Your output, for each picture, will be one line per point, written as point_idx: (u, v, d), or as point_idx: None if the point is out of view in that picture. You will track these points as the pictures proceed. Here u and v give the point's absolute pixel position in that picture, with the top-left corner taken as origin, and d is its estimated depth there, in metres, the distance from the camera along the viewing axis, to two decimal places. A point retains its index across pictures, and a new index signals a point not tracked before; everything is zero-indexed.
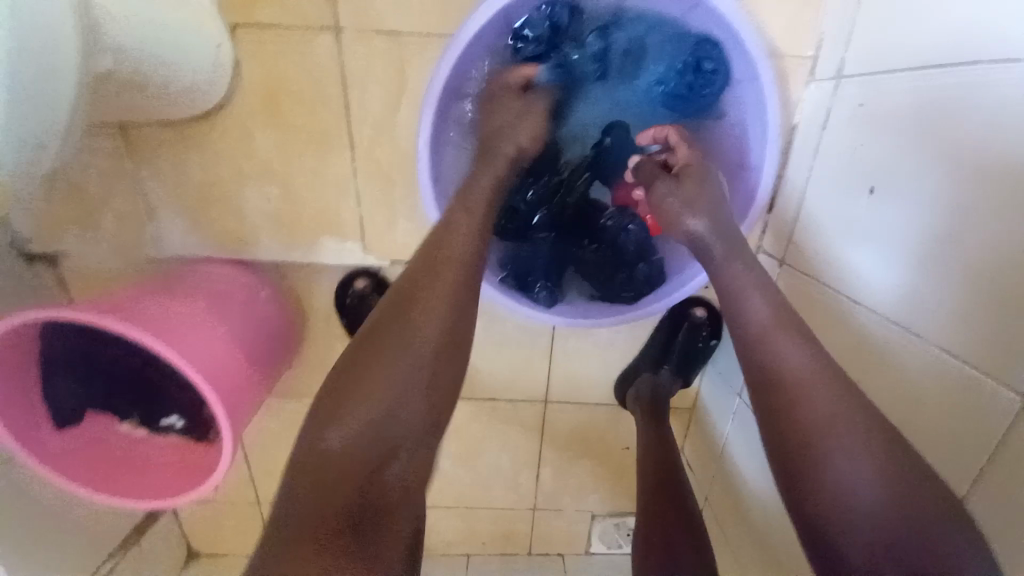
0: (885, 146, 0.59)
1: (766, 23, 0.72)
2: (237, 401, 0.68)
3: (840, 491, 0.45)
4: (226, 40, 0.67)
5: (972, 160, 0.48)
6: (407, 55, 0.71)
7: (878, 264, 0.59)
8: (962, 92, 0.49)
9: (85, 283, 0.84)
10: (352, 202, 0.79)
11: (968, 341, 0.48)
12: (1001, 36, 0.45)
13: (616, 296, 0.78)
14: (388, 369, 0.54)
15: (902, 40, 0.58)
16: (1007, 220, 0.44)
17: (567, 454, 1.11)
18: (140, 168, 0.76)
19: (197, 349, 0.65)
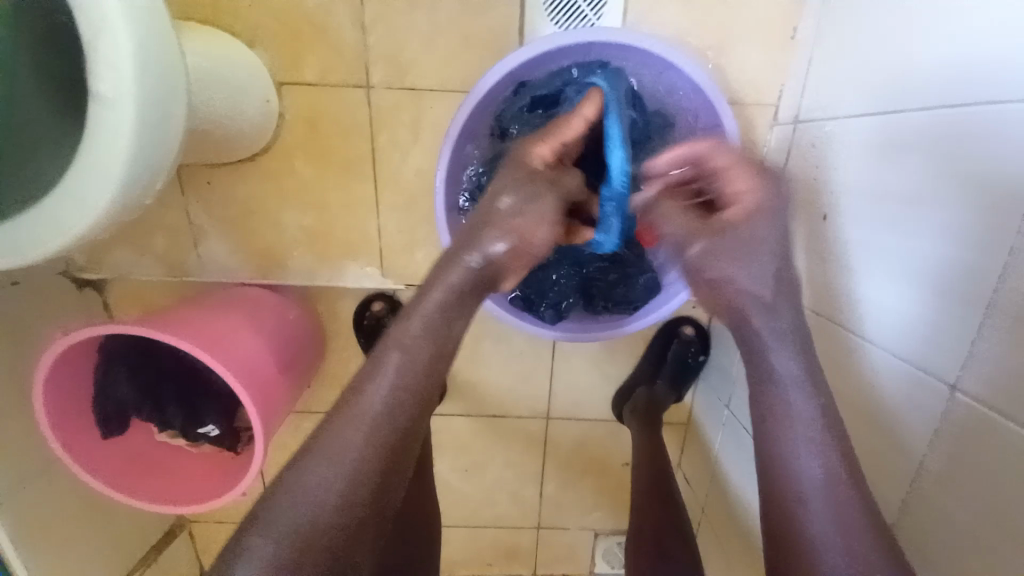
0: (874, 178, 0.62)
1: (732, 76, 0.83)
2: (271, 409, 0.76)
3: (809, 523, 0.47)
4: (273, 94, 0.79)
5: (948, 193, 0.52)
6: (427, 105, 0.82)
7: (871, 289, 0.62)
8: (955, 131, 0.51)
9: (128, 303, 0.93)
10: (374, 230, 0.88)
11: (948, 360, 0.52)
12: (990, 83, 0.47)
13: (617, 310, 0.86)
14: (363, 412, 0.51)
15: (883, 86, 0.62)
16: (986, 249, 0.48)
17: (569, 469, 1.16)
18: (188, 201, 0.86)
19: (238, 361, 0.73)
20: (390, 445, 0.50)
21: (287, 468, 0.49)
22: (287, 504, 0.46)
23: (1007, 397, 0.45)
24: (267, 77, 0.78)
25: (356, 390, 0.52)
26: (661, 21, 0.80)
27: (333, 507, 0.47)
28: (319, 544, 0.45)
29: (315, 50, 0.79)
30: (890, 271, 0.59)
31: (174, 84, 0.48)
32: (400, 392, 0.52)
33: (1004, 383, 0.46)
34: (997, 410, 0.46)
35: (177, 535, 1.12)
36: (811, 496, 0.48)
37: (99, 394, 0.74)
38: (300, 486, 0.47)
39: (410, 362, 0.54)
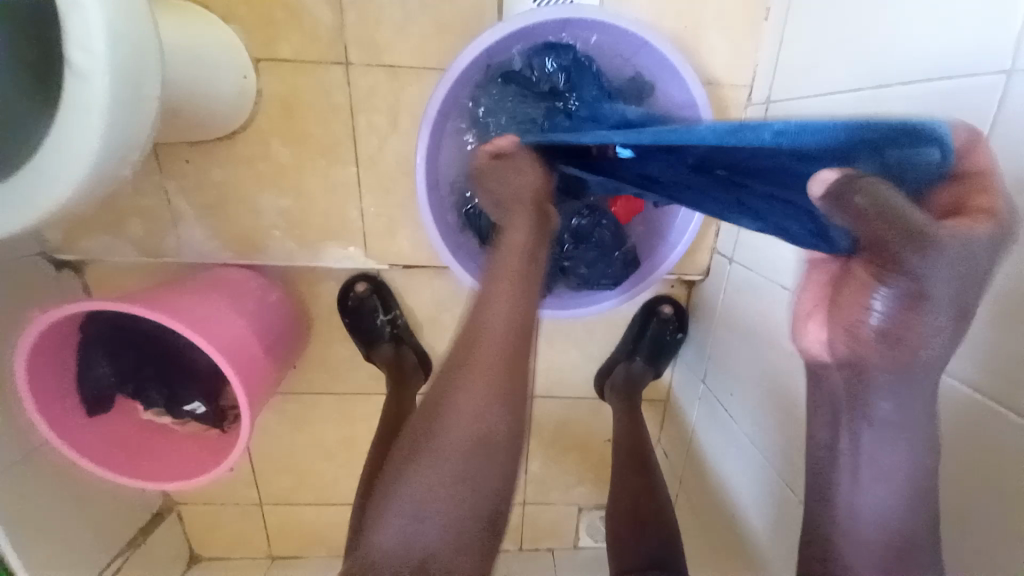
0: None
1: (706, 58, 0.84)
2: (255, 387, 0.77)
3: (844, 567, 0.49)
4: (249, 72, 0.78)
5: None
6: (405, 87, 0.83)
7: None
8: (943, 104, 0.50)
9: (106, 285, 0.93)
10: (356, 212, 0.89)
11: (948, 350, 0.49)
12: (971, 57, 0.48)
13: (598, 283, 0.85)
14: (465, 401, 0.55)
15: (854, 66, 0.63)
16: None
17: (553, 447, 1.19)
18: (166, 182, 0.85)
19: (222, 339, 0.74)
20: (494, 433, 0.55)
21: (403, 453, 0.56)
22: (408, 490, 0.53)
23: (1005, 381, 0.44)
24: (243, 54, 0.77)
25: (452, 384, 0.56)
26: (636, 2, 0.81)
27: (450, 490, 0.53)
28: (442, 521, 0.52)
29: (291, 27, 0.78)
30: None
31: (149, 58, 0.48)
32: (495, 375, 0.56)
33: (1004, 370, 0.44)
34: (1001, 401, 0.44)
35: (165, 517, 1.14)
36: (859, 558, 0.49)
37: (83, 375, 0.74)
38: (416, 471, 0.54)
39: (501, 349, 0.57)
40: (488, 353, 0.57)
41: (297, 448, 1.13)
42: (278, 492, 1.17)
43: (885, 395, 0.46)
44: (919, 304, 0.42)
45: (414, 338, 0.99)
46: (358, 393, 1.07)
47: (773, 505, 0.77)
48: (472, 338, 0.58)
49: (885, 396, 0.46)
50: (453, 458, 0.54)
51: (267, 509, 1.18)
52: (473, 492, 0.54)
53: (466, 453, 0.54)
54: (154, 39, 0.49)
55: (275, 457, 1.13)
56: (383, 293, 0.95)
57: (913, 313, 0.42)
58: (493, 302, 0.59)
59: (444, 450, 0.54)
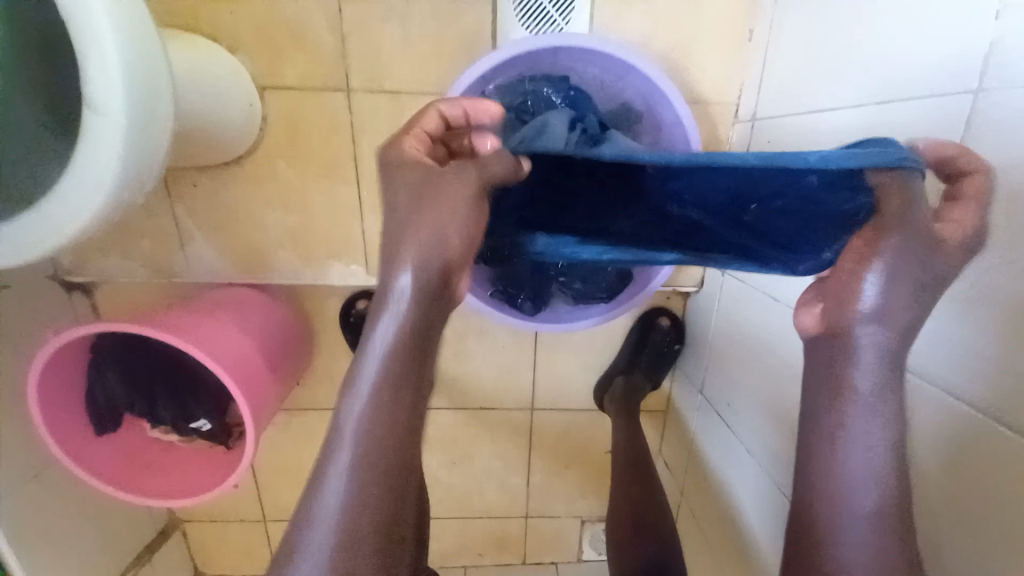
0: None
1: (696, 77, 0.87)
2: (260, 403, 0.79)
3: None
4: (255, 98, 0.81)
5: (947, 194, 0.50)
6: (405, 110, 0.86)
7: None
8: (927, 122, 0.52)
9: (116, 305, 0.96)
10: (358, 230, 0.91)
11: (945, 366, 0.51)
12: (949, 77, 0.50)
13: (594, 296, 0.86)
14: (351, 460, 0.44)
15: (837, 85, 0.66)
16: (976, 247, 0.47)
17: (555, 459, 1.19)
18: (175, 205, 0.88)
19: (228, 357, 0.76)
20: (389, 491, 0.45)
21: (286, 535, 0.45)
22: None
23: (997, 398, 0.45)
24: (249, 82, 0.80)
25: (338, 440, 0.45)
26: (625, 25, 0.84)
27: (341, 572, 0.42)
28: None
29: (296, 56, 0.82)
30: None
31: (161, 92, 0.51)
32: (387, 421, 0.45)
33: (995, 386, 0.45)
34: (995, 417, 0.45)
35: (171, 534, 1.14)
36: (849, 553, 0.45)
37: (93, 394, 0.76)
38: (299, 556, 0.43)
39: (393, 384, 0.46)
40: (360, 460, 0.44)
41: (301, 463, 1.14)
42: (283, 507, 1.17)
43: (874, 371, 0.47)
44: (905, 287, 0.46)
45: None
46: None
47: (774, 516, 0.78)
48: (323, 464, 0.45)
49: (876, 371, 0.47)
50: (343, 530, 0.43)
51: (272, 525, 1.19)
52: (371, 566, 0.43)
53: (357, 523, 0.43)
54: (166, 73, 0.51)
55: (280, 472, 1.14)
56: None
57: (901, 294, 0.46)
58: (347, 415, 0.46)
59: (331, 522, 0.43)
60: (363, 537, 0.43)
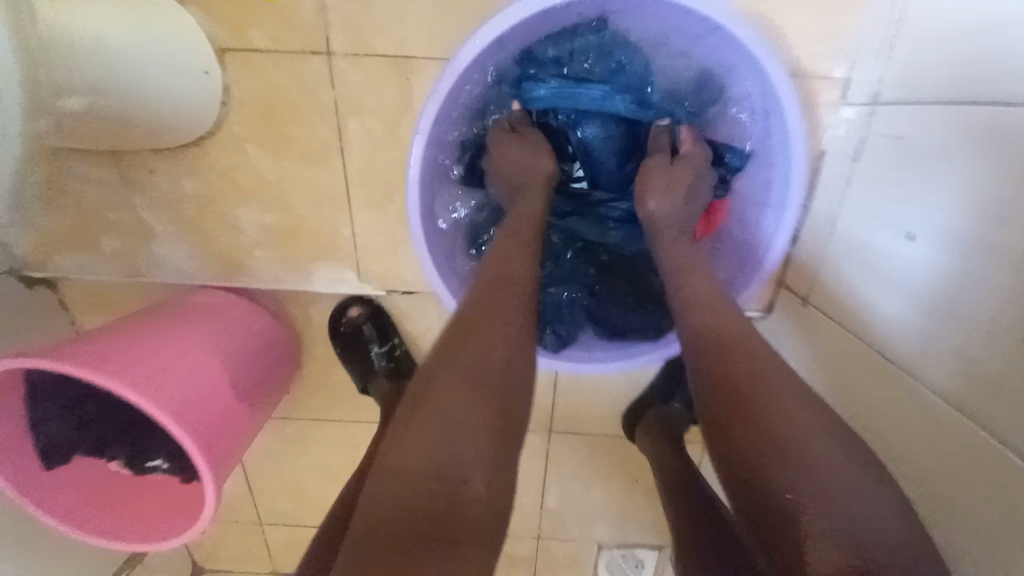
0: (902, 164, 0.56)
1: (789, 43, 0.65)
2: (224, 447, 0.65)
3: (800, 458, 0.43)
4: (213, 65, 0.64)
5: (970, 173, 0.46)
6: (403, 82, 0.67)
7: (893, 283, 0.55)
8: (970, 111, 0.47)
9: (92, 305, 0.82)
10: (348, 230, 0.75)
11: (938, 371, 0.48)
12: (1006, 66, 0.43)
13: (624, 336, 0.71)
14: (518, 274, 0.58)
15: (942, 66, 0.52)
16: (984, 221, 0.44)
17: (573, 482, 1.06)
18: (133, 194, 0.74)
19: (181, 395, 0.62)
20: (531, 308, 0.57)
21: (461, 321, 0.54)
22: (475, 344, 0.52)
23: (986, 399, 0.42)
24: (204, 43, 0.63)
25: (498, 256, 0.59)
26: None
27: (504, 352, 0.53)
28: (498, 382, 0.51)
29: (262, 10, 0.63)
30: (906, 243, 0.54)
31: None
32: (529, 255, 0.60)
33: (986, 383, 0.43)
34: (987, 429, 0.42)
35: None
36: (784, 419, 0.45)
37: (37, 419, 0.64)
38: (479, 331, 0.53)
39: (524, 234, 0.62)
40: (514, 281, 0.57)
41: (295, 472, 1.05)
42: (279, 513, 1.10)
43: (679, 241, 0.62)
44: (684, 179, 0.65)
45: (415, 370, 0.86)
46: (360, 422, 0.97)
47: None
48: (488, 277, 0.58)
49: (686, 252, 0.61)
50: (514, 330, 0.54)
51: (269, 529, 1.12)
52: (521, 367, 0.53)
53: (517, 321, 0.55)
54: None
55: (277, 479, 1.06)
56: (380, 320, 0.82)
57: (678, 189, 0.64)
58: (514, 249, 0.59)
59: (507, 321, 0.54)
60: (519, 342, 0.54)
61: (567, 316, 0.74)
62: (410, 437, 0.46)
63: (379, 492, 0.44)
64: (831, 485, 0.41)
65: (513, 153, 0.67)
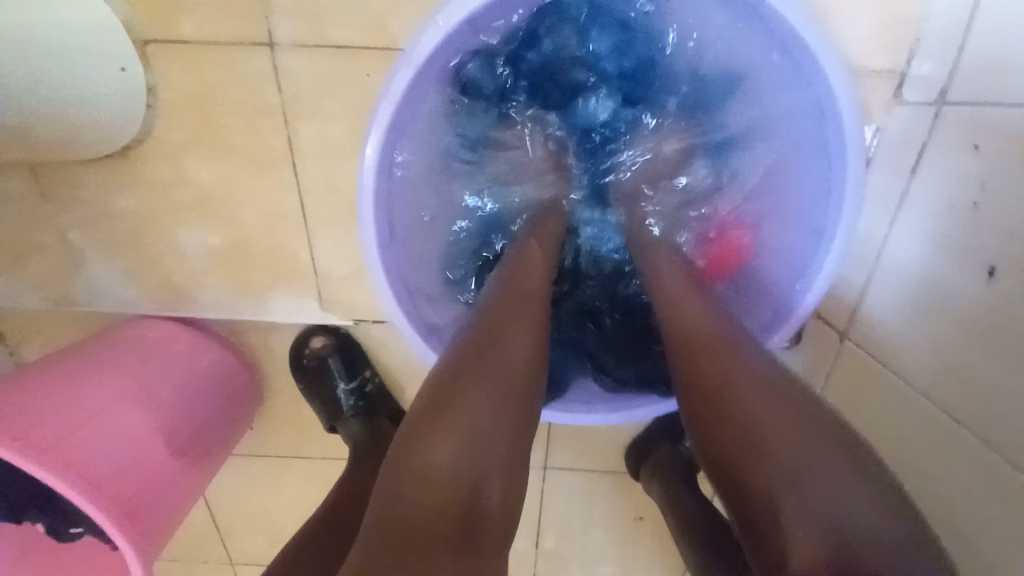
0: (909, 161, 0.55)
1: (837, 30, 0.56)
2: (153, 515, 0.55)
3: (760, 453, 0.36)
4: (131, 60, 0.54)
5: (990, 178, 0.45)
6: (363, 77, 0.56)
7: (888, 285, 0.56)
8: (987, 118, 0.46)
9: (32, 334, 0.71)
10: (307, 252, 0.65)
11: (929, 377, 0.50)
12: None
13: (628, 385, 0.60)
14: (536, 278, 0.50)
15: (988, 70, 0.48)
16: (993, 236, 0.45)
17: (572, 520, 0.96)
18: (58, 213, 0.64)
19: (94, 458, 0.52)
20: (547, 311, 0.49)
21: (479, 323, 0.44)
22: (501, 346, 0.42)
23: (974, 405, 0.45)
24: (121, 33, 0.53)
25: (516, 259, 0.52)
26: None
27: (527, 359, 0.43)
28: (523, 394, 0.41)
29: None
30: (905, 245, 0.54)
31: None
32: (543, 256, 0.53)
33: (975, 392, 0.45)
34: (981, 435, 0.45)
35: None
36: (757, 411, 0.38)
37: None
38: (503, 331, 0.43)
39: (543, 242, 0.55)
40: (535, 293, 0.49)
41: (265, 511, 0.95)
42: (249, 555, 1.00)
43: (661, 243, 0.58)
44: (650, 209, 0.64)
45: (390, 408, 0.75)
46: (334, 458, 0.87)
47: None
48: (503, 278, 0.50)
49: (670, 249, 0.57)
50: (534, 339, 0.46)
51: (240, 571, 1.02)
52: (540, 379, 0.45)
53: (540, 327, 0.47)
54: None
55: (245, 518, 0.95)
56: (348, 351, 0.72)
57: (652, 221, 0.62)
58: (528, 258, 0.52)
59: (528, 327, 0.45)
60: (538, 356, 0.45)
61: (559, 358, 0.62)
62: (434, 448, 0.36)
63: (405, 515, 0.34)
64: (804, 463, 0.34)
65: (539, 167, 0.64)
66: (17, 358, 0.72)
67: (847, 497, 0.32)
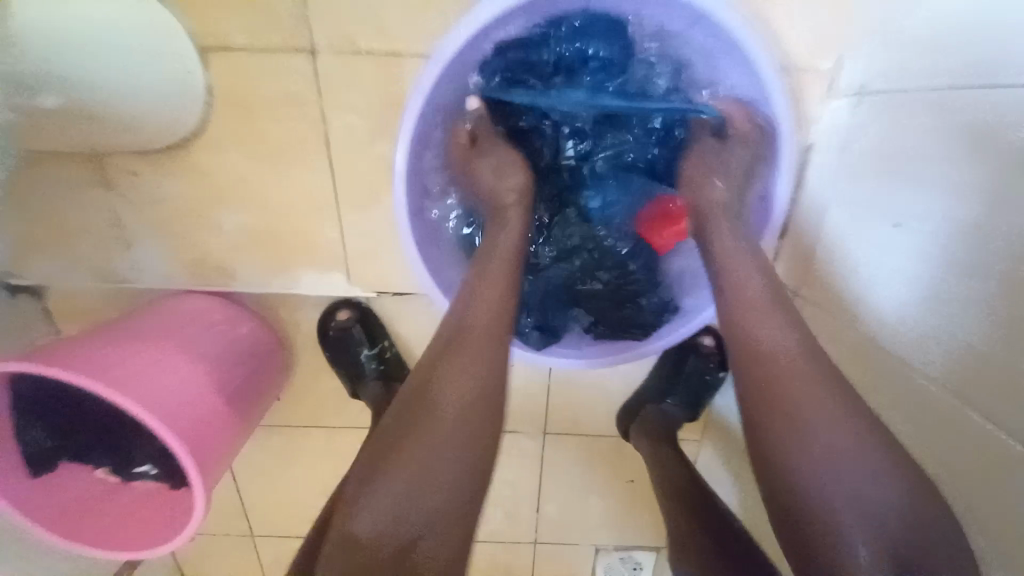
0: (898, 140, 0.58)
1: (776, 34, 0.65)
2: (208, 451, 0.65)
3: (818, 476, 0.47)
4: (195, 63, 0.63)
5: (969, 159, 0.48)
6: (389, 77, 0.66)
7: (892, 266, 0.58)
8: (965, 102, 0.49)
9: (70, 312, 0.80)
10: (334, 228, 0.74)
11: (935, 355, 0.52)
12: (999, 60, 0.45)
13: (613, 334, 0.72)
14: (478, 326, 0.55)
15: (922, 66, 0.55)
16: (979, 217, 0.47)
17: (570, 484, 1.05)
18: (114, 198, 0.73)
19: (165, 400, 0.62)
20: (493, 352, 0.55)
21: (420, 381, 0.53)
22: (434, 406, 0.51)
23: (987, 393, 0.46)
24: (184, 41, 0.61)
25: (463, 299, 0.57)
26: None
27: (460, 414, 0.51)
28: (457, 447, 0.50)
29: (241, 7, 0.62)
30: (903, 227, 0.56)
31: None
32: (492, 297, 0.57)
33: (988, 381, 0.45)
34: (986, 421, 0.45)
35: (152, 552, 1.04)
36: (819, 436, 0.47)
37: (19, 429, 0.63)
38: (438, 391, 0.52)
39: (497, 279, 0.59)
40: (481, 336, 0.55)
41: (285, 482, 1.02)
42: (269, 525, 1.07)
43: (732, 240, 0.58)
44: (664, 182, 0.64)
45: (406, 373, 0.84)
46: (351, 427, 0.95)
47: None
48: (456, 322, 0.56)
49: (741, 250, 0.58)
50: (473, 389, 0.53)
51: (259, 543, 1.09)
52: (479, 425, 0.52)
53: (480, 378, 0.53)
54: None
55: (266, 489, 1.03)
56: (368, 321, 0.81)
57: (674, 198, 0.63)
58: (478, 297, 0.57)
59: (464, 381, 0.52)
60: (478, 402, 0.53)
61: (556, 313, 0.73)
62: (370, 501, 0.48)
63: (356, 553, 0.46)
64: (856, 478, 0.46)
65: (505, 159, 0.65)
66: (57, 332, 0.81)
67: (889, 498, 0.45)
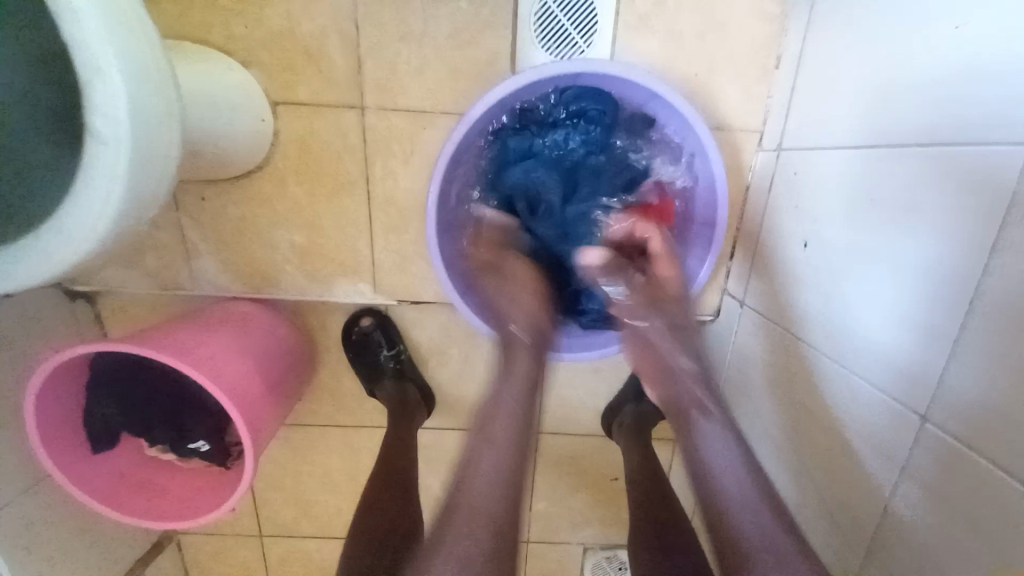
0: (876, 184, 0.62)
1: (719, 103, 0.86)
2: (259, 424, 0.76)
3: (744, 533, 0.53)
4: (267, 114, 0.80)
5: (956, 209, 0.51)
6: (421, 128, 0.83)
7: (874, 305, 0.62)
8: (944, 154, 0.53)
9: (121, 314, 0.93)
10: (365, 246, 0.89)
11: (928, 392, 0.54)
12: (970, 116, 0.50)
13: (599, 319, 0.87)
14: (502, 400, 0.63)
15: (868, 126, 0.64)
16: (974, 266, 0.49)
17: (559, 483, 1.16)
18: (181, 217, 0.87)
19: (226, 376, 0.73)
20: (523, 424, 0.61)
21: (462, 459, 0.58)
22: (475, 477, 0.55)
23: (988, 438, 0.48)
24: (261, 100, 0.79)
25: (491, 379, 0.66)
26: (647, 48, 0.83)
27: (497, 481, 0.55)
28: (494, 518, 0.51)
29: (309, 73, 0.80)
30: (891, 271, 0.59)
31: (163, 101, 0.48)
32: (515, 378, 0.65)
33: (992, 425, 0.47)
34: (994, 461, 0.47)
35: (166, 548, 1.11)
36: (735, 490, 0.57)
37: (91, 407, 0.75)
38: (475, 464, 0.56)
39: (519, 357, 0.68)
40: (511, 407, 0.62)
41: (298, 479, 1.11)
42: (278, 523, 1.14)
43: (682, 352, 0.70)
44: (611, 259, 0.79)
45: (418, 373, 0.97)
46: (364, 426, 1.06)
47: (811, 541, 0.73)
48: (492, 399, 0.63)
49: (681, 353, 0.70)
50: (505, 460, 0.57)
51: (267, 541, 1.16)
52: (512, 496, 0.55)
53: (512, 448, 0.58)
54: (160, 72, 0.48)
55: (280, 486, 1.11)
56: (386, 328, 0.94)
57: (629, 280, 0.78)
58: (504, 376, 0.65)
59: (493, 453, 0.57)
60: (514, 471, 0.56)
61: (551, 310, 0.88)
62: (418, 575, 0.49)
63: None
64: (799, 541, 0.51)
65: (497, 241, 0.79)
66: (105, 334, 0.93)
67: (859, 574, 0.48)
